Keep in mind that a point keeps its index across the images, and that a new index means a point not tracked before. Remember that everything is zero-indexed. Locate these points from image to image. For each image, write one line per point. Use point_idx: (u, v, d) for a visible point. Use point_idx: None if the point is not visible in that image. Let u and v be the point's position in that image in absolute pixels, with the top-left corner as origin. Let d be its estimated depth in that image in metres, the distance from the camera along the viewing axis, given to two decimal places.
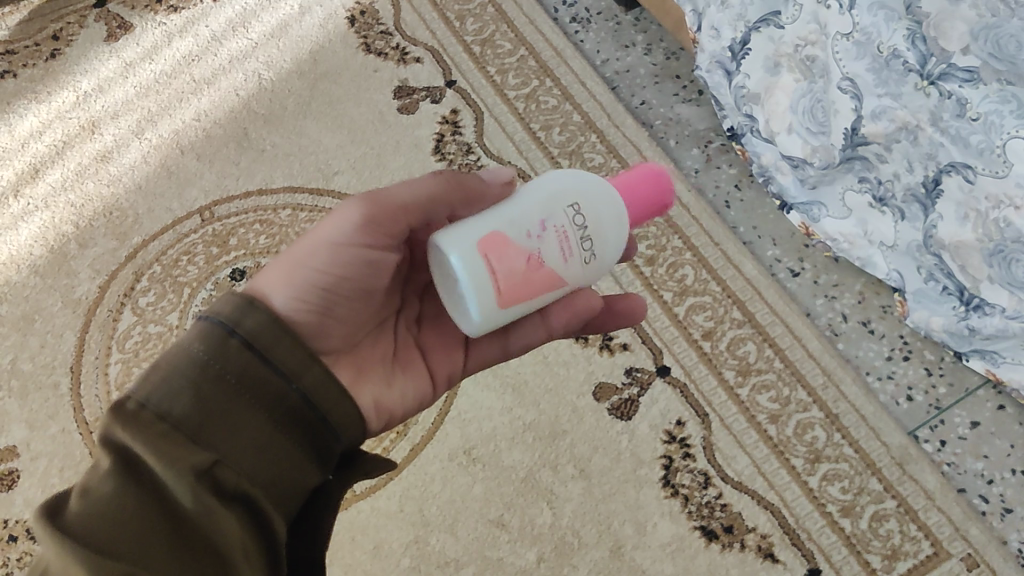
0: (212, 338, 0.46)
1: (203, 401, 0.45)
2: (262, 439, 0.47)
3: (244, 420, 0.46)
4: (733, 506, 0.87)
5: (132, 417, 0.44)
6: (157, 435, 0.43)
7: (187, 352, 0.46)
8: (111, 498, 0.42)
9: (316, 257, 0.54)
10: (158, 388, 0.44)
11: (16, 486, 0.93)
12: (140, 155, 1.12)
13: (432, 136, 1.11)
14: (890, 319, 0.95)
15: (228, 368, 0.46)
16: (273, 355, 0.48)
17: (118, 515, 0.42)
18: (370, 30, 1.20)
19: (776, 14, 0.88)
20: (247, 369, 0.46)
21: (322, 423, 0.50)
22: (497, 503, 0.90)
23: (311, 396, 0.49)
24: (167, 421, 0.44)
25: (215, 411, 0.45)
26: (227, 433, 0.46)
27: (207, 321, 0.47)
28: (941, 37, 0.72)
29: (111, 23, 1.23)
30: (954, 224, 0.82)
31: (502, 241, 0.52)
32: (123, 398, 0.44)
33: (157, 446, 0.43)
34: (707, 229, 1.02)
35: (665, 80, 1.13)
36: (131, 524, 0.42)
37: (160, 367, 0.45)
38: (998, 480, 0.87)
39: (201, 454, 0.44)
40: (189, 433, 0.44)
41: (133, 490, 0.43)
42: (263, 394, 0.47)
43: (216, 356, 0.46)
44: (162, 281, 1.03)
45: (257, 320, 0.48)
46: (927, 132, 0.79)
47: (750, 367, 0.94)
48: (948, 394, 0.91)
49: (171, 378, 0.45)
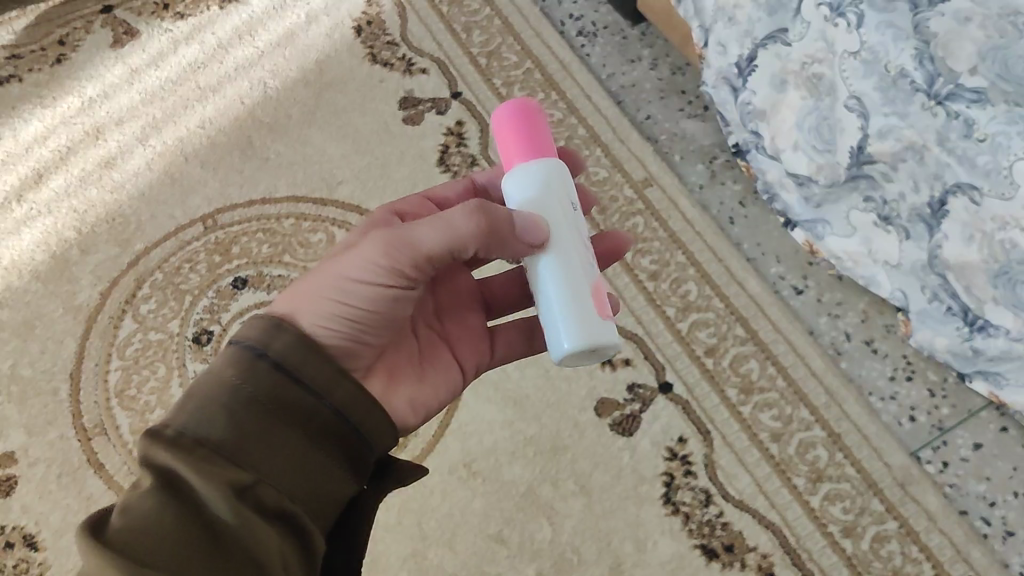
0: (244, 363, 0.47)
1: (240, 424, 0.45)
2: (298, 455, 0.46)
3: (279, 439, 0.46)
4: (734, 525, 0.87)
5: (172, 441, 0.44)
6: (198, 458, 0.44)
7: (219, 379, 0.46)
8: (153, 512, 0.42)
9: (338, 292, 0.54)
10: (197, 414, 0.45)
11: (14, 493, 0.92)
12: (144, 162, 1.12)
13: (437, 147, 1.10)
14: (893, 339, 0.95)
15: (261, 391, 0.46)
16: (303, 374, 0.48)
17: (163, 528, 0.42)
18: (376, 41, 1.20)
19: (783, 31, 0.88)
20: (277, 389, 0.47)
21: (353, 433, 0.49)
22: (497, 518, 0.90)
23: (344, 409, 0.49)
24: (206, 445, 0.44)
25: (250, 433, 0.45)
26: (265, 451, 0.45)
27: (239, 346, 0.48)
28: (949, 57, 0.73)
29: (118, 29, 1.23)
30: (960, 244, 0.81)
31: (596, 292, 0.53)
32: (160, 427, 0.45)
33: (197, 466, 0.43)
34: (711, 245, 1.02)
35: (671, 95, 1.13)
36: (174, 534, 0.42)
37: (195, 395, 0.46)
38: (1000, 503, 0.86)
39: (237, 473, 0.44)
40: (228, 455, 0.44)
41: (173, 504, 0.43)
42: (294, 412, 0.47)
43: (247, 380, 0.46)
44: (164, 289, 1.03)
45: (284, 342, 0.48)
46: (934, 152, 0.78)
47: (753, 384, 0.94)
48: (951, 415, 0.90)
49: (207, 404, 0.45)
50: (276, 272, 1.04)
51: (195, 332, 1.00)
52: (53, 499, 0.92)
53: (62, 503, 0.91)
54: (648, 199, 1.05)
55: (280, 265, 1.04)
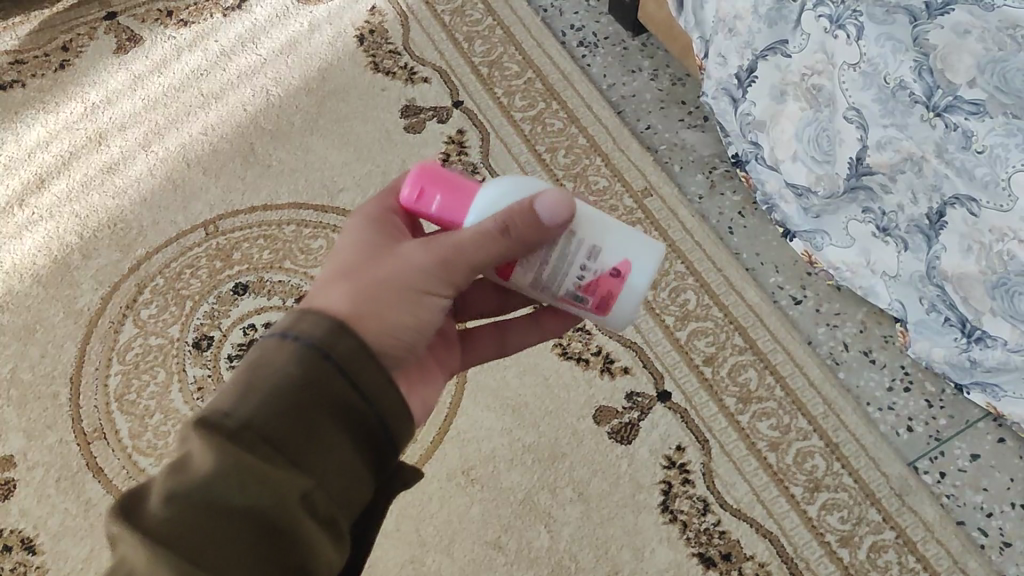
0: (308, 363, 0.43)
1: (304, 425, 0.42)
2: (344, 458, 0.44)
3: (331, 442, 0.43)
4: (732, 534, 0.87)
5: (237, 437, 0.40)
6: (261, 459, 0.40)
7: (282, 375, 0.42)
8: (202, 505, 0.39)
9: (392, 301, 0.50)
10: (262, 408, 0.41)
11: (14, 495, 0.92)
12: (147, 167, 1.13)
13: (438, 155, 1.11)
14: (891, 349, 0.96)
15: (324, 394, 0.43)
16: (361, 381, 0.44)
17: (209, 522, 0.39)
18: (379, 49, 1.21)
19: (784, 42, 0.89)
20: (338, 396, 0.43)
21: (390, 445, 0.46)
22: (495, 525, 0.89)
23: (389, 420, 0.45)
24: (270, 443, 0.41)
25: (308, 435, 0.42)
26: (319, 454, 0.42)
27: (302, 344, 0.43)
28: (949, 69, 0.74)
29: (122, 36, 1.24)
30: (958, 256, 0.82)
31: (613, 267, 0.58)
32: (220, 416, 0.40)
33: (257, 470, 0.40)
34: (711, 255, 1.02)
35: (671, 105, 1.14)
36: (225, 531, 0.39)
37: (259, 389, 0.42)
38: (997, 514, 0.86)
39: (296, 477, 0.41)
40: (290, 456, 0.41)
41: (225, 502, 0.39)
42: (347, 416, 0.44)
43: (313, 383, 0.43)
44: (165, 294, 1.03)
45: (347, 343, 0.44)
46: (932, 164, 0.79)
47: (752, 394, 0.94)
48: (949, 425, 0.91)
49: (270, 400, 0.42)
50: (275, 278, 1.04)
51: (195, 338, 1.00)
52: (52, 503, 0.92)
53: (60, 506, 0.91)
54: (647, 208, 1.06)
55: (280, 271, 1.04)
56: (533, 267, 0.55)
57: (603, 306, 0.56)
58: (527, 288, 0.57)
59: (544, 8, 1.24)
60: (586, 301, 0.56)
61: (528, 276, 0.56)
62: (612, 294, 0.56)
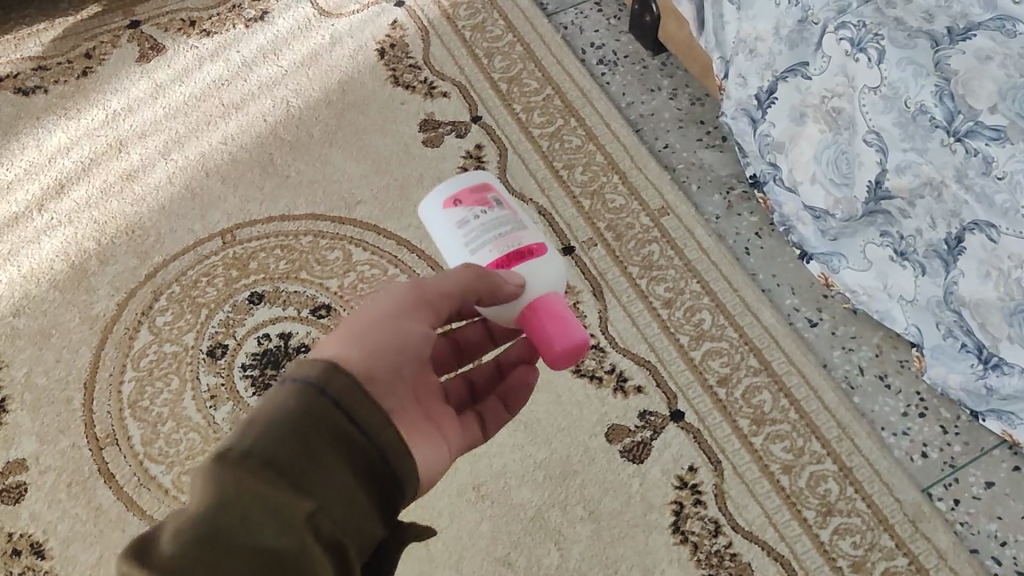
0: (303, 397, 0.44)
1: (305, 450, 0.42)
2: (349, 489, 0.43)
3: (337, 471, 0.42)
4: (743, 556, 0.86)
5: (238, 463, 0.39)
6: (264, 482, 0.39)
7: (281, 408, 0.43)
8: (205, 537, 0.37)
9: (375, 317, 0.53)
10: (263, 437, 0.41)
11: (24, 499, 0.92)
12: (166, 176, 1.13)
13: (456, 170, 1.11)
14: (906, 375, 0.95)
15: (321, 426, 0.43)
16: (360, 418, 0.45)
17: (216, 556, 0.37)
18: (399, 63, 1.21)
19: (804, 64, 0.89)
20: (337, 427, 0.43)
21: (394, 478, 0.46)
22: (505, 541, 0.88)
23: (390, 455, 0.45)
24: (273, 467, 0.40)
25: (309, 462, 0.41)
26: (325, 481, 0.42)
27: (296, 382, 0.44)
28: (969, 94, 0.74)
29: (144, 44, 1.25)
30: (975, 281, 0.81)
31: None
32: (224, 450, 0.40)
33: (260, 493, 0.39)
34: (727, 276, 1.02)
35: (690, 125, 1.15)
36: (233, 566, 0.37)
37: (258, 422, 0.42)
38: (1012, 543, 0.86)
39: (301, 500, 0.40)
40: (292, 479, 0.41)
41: (229, 535, 0.37)
42: (348, 448, 0.43)
43: (312, 413, 0.43)
44: (181, 302, 1.04)
45: (342, 381, 0.45)
46: (952, 189, 0.79)
47: (765, 416, 0.94)
48: (964, 452, 0.91)
49: (269, 430, 0.42)
50: (292, 288, 1.04)
51: (210, 345, 1.01)
52: (63, 507, 0.91)
53: (71, 511, 0.91)
54: (663, 227, 1.06)
55: (296, 282, 1.05)
56: (514, 237, 0.64)
57: (480, 189, 0.67)
58: (530, 230, 0.66)
59: (564, 25, 1.25)
60: (493, 197, 0.66)
61: (522, 235, 0.65)
62: (471, 192, 0.66)
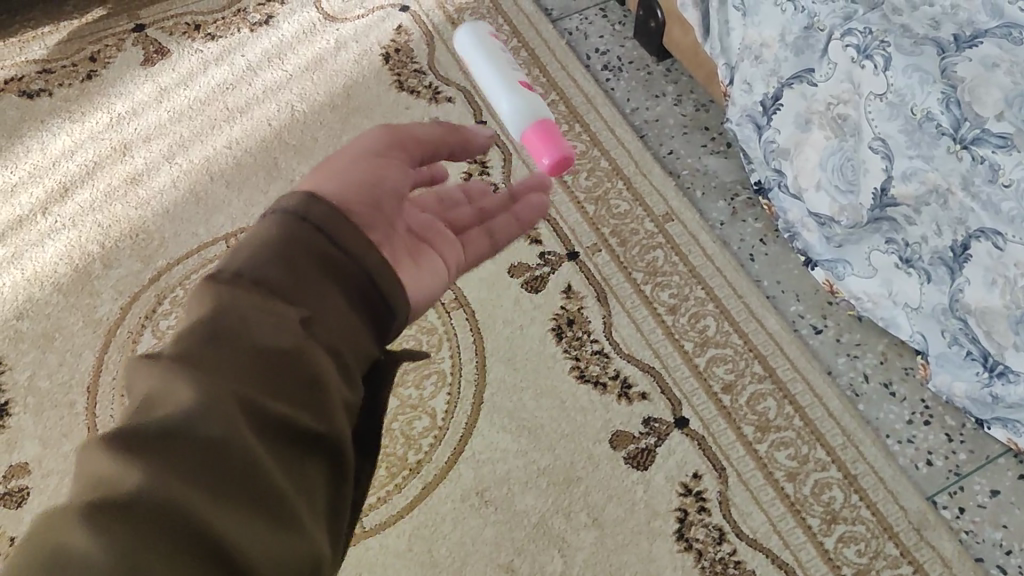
0: (219, 293, 0.45)
1: (225, 334, 0.43)
2: (285, 379, 0.42)
3: (267, 363, 0.42)
4: (747, 564, 0.86)
5: (157, 360, 0.41)
6: (184, 365, 0.41)
7: (214, 292, 0.45)
8: (143, 426, 0.38)
9: (371, 237, 0.53)
10: (187, 328, 0.43)
11: (27, 503, 0.92)
12: (170, 179, 1.13)
13: (460, 175, 1.11)
14: (911, 382, 0.95)
15: (239, 311, 0.44)
16: (293, 275, 0.46)
17: (155, 437, 0.37)
18: (403, 68, 1.21)
19: (809, 71, 0.89)
20: (296, 260, 0.46)
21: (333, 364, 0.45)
22: (508, 548, 0.88)
23: (321, 331, 0.45)
24: (193, 354, 0.41)
25: (230, 352, 0.42)
26: (247, 361, 0.42)
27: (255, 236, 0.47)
28: (976, 102, 0.74)
29: (149, 48, 1.25)
30: (981, 289, 0.81)
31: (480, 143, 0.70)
32: (147, 354, 0.42)
33: (187, 374, 0.40)
34: (732, 282, 1.02)
35: (694, 131, 1.14)
36: (167, 443, 0.37)
37: (202, 307, 0.44)
38: (1017, 552, 0.85)
39: (225, 386, 0.40)
40: (217, 366, 0.41)
41: (154, 415, 0.38)
42: (278, 336, 0.44)
43: (250, 284, 0.45)
44: (184, 306, 1.03)
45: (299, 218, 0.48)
46: (958, 197, 0.79)
47: (770, 423, 0.93)
48: (969, 460, 0.90)
49: (190, 331, 0.43)
50: None
51: None
52: None
53: None
54: (668, 233, 1.06)
55: None
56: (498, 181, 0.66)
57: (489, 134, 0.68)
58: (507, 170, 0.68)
59: (568, 31, 1.25)
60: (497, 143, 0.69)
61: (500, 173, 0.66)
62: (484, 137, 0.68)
